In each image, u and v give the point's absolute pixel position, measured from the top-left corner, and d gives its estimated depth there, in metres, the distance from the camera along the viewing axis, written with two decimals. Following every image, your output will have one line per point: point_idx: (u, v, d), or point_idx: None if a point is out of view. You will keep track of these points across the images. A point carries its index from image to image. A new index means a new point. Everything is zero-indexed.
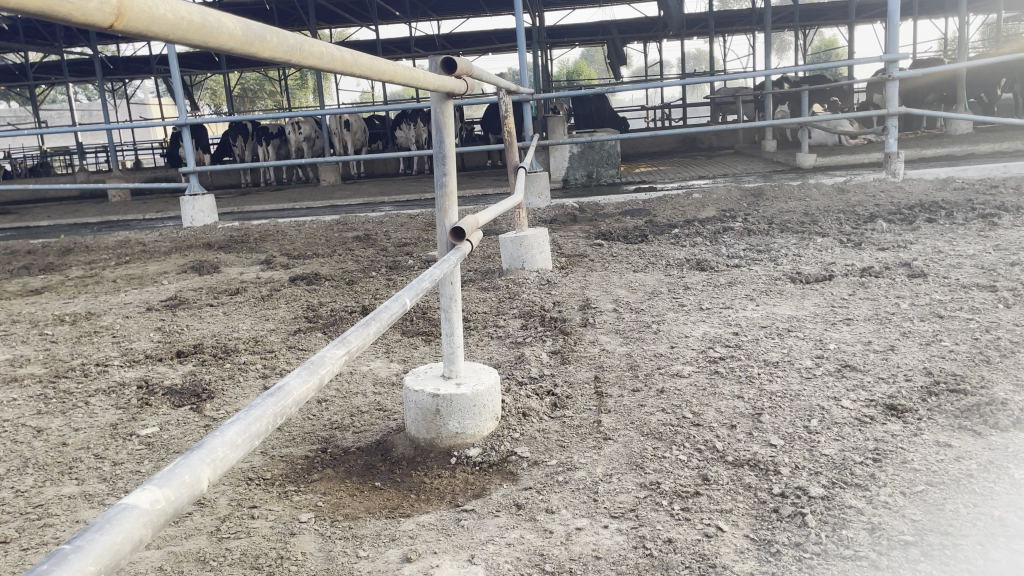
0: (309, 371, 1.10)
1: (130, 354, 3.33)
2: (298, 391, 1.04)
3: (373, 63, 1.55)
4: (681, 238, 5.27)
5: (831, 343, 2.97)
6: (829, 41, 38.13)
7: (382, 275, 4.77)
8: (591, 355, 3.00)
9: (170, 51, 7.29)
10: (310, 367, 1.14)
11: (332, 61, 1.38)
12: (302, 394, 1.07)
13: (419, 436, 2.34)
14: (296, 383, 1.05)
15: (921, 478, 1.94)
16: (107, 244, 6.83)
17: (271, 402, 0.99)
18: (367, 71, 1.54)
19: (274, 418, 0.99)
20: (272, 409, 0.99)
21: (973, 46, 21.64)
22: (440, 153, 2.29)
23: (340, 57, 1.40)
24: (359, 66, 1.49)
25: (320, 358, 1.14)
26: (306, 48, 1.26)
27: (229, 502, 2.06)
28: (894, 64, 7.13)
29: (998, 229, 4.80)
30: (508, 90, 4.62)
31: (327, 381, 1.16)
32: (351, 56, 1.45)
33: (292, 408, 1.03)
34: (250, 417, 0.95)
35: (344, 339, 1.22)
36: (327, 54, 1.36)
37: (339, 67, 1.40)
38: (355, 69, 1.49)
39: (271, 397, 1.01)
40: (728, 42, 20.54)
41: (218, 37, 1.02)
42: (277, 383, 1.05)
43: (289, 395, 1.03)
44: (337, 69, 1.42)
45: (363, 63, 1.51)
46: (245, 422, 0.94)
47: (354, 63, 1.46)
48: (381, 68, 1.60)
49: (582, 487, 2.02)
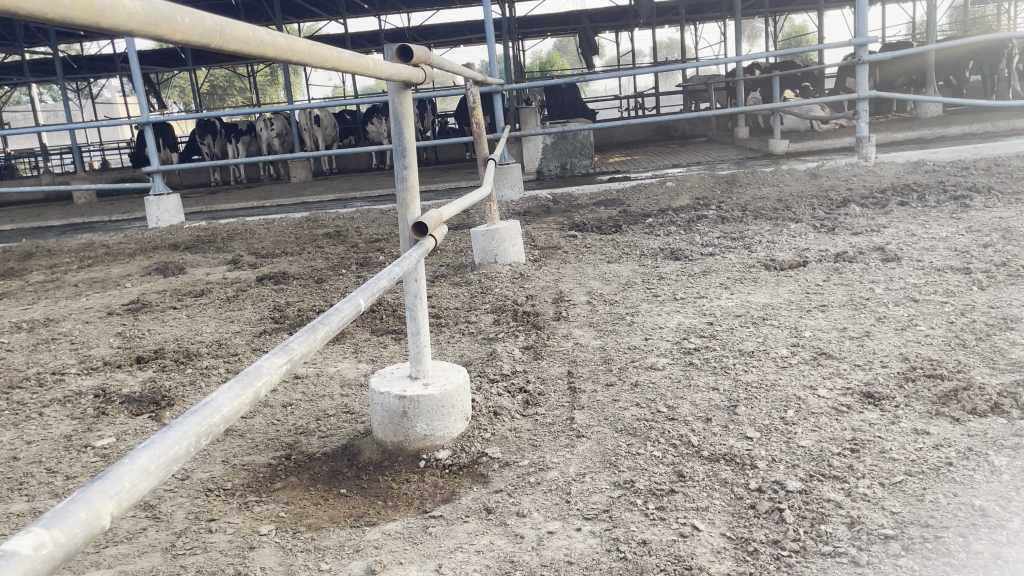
0: (243, 385, 1.02)
1: (89, 361, 3.22)
2: (227, 407, 0.97)
3: (314, 50, 1.46)
4: (655, 227, 5.21)
5: (806, 330, 2.93)
6: (799, 27, 38.42)
7: (352, 272, 4.67)
8: (565, 350, 2.93)
9: (131, 48, 7.09)
10: (245, 380, 1.07)
11: (264, 48, 1.28)
12: (233, 409, 1.00)
13: (387, 440, 2.26)
14: (227, 398, 0.98)
15: (900, 468, 1.89)
16: (70, 247, 6.67)
17: (193, 422, 0.91)
18: (306, 58, 1.45)
19: (198, 441, 0.91)
20: (195, 429, 0.91)
21: (942, 28, 21.80)
22: (399, 146, 2.20)
23: (272, 42, 1.30)
24: (296, 53, 1.40)
25: (256, 369, 1.07)
26: (228, 31, 1.16)
27: (185, 516, 1.97)
28: (864, 48, 7.11)
29: (969, 211, 4.80)
30: (475, 81, 4.51)
31: (265, 394, 1.08)
32: (287, 40, 1.35)
33: (220, 425, 0.95)
34: (167, 440, 0.87)
35: (286, 347, 1.15)
36: (258, 39, 1.26)
37: (271, 53, 1.30)
38: (293, 55, 1.40)
39: (194, 415, 0.93)
40: (698, 30, 20.53)
41: (111, 17, 0.93)
42: (204, 399, 0.97)
43: (217, 411, 0.95)
44: (270, 55, 1.32)
45: (301, 49, 1.41)
46: (161, 446, 0.86)
47: (291, 48, 1.37)
48: (323, 55, 1.51)
49: (554, 488, 1.95)
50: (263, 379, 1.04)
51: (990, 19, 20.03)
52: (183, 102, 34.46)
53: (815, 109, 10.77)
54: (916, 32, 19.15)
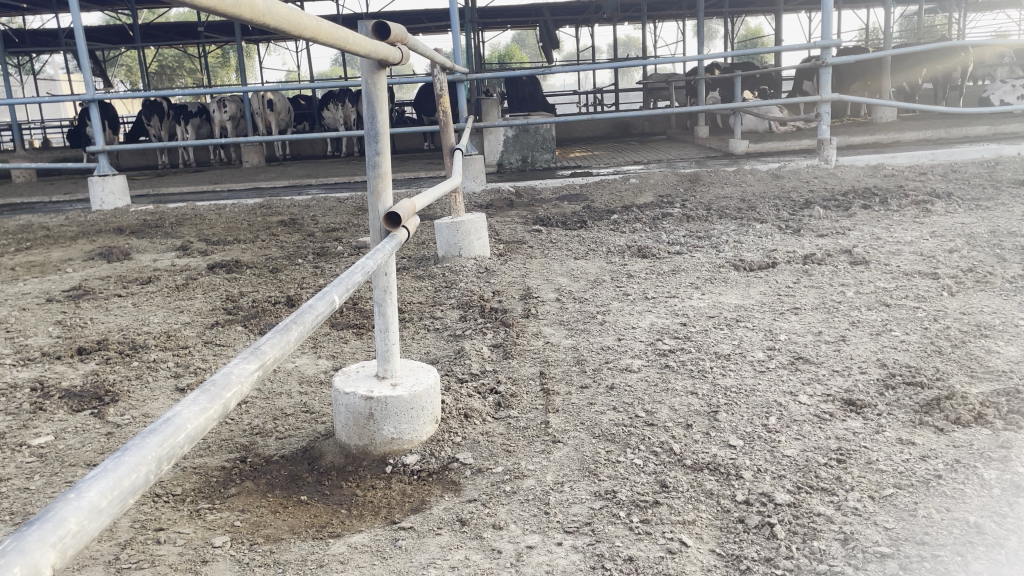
0: (209, 397, 0.89)
1: (25, 351, 3.01)
2: (194, 424, 0.83)
3: (291, 16, 1.31)
4: (620, 224, 5.14)
5: (781, 333, 2.87)
6: (754, 30, 39.06)
7: (309, 262, 4.50)
8: (536, 349, 2.82)
9: (77, 21, 6.74)
10: (211, 388, 0.93)
11: (239, 7, 1.12)
12: (198, 425, 0.86)
13: (350, 443, 2.13)
14: (192, 412, 0.84)
15: (889, 480, 1.83)
16: (6, 228, 6.33)
17: (153, 444, 0.78)
18: (283, 23, 1.29)
19: (160, 465, 0.78)
20: (155, 452, 0.78)
21: (894, 36, 22.26)
22: (372, 130, 2.06)
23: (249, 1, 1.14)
24: (275, 16, 1.23)
25: (224, 378, 0.92)
26: None
27: (131, 524, 1.81)
28: (827, 51, 7.14)
29: (931, 215, 4.84)
30: (443, 67, 4.35)
31: (234, 404, 0.95)
32: (265, 3, 1.20)
33: (184, 446, 0.81)
34: (123, 467, 0.74)
35: (258, 349, 1.02)
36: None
37: (247, 14, 1.14)
38: (270, 19, 1.24)
39: (154, 436, 0.79)
40: (657, 28, 20.57)
41: None
42: (165, 415, 0.83)
43: (181, 429, 0.82)
44: (246, 16, 1.15)
45: (278, 13, 1.25)
46: (114, 476, 0.72)
47: (270, 11, 1.21)
48: (300, 22, 1.36)
49: (532, 498, 1.84)
50: (231, 389, 0.91)
51: (939, 29, 20.51)
52: (130, 81, 33.37)
53: (774, 110, 10.85)
54: (869, 37, 19.50)
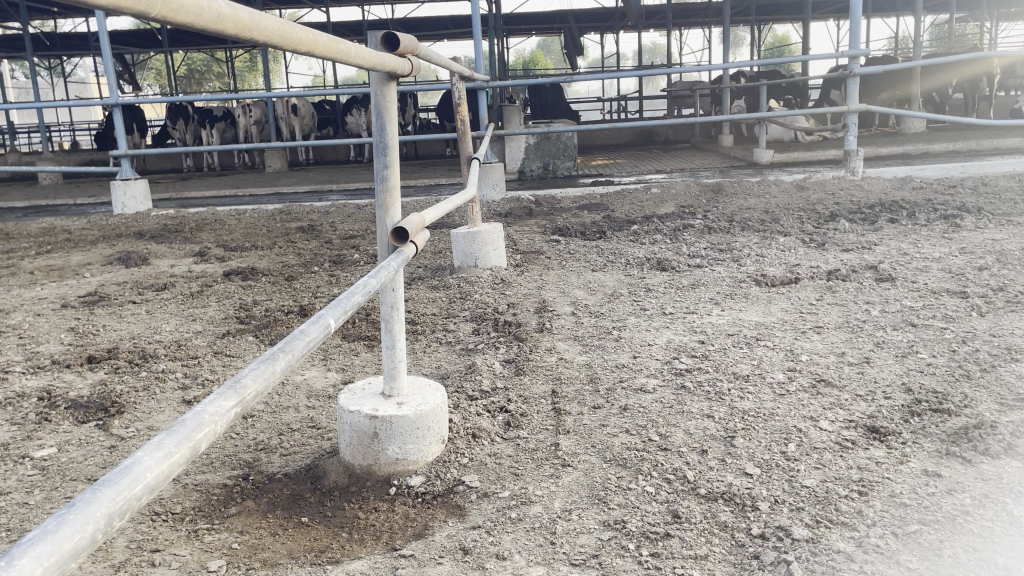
0: (176, 441, 0.83)
1: (36, 359, 2.99)
2: (154, 472, 0.78)
3: (282, 29, 1.25)
4: (640, 235, 5.06)
5: (802, 353, 2.78)
6: (783, 39, 38.84)
7: (325, 270, 4.47)
8: (548, 366, 2.76)
9: (101, 26, 6.78)
10: (179, 431, 0.88)
11: (222, 22, 1.06)
12: (160, 473, 0.80)
13: (355, 462, 2.08)
14: (154, 460, 0.79)
15: (913, 515, 1.74)
16: (30, 231, 6.37)
17: (105, 499, 0.72)
18: (272, 38, 1.23)
19: (112, 522, 0.72)
20: (107, 509, 0.72)
21: (925, 43, 21.95)
22: (381, 142, 2.01)
23: (233, 15, 1.08)
24: (263, 30, 1.17)
25: (195, 420, 0.87)
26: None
27: (127, 545, 1.77)
28: (855, 60, 7.00)
29: (961, 231, 4.71)
30: (462, 75, 4.31)
31: (206, 447, 0.89)
32: (252, 17, 1.14)
33: (141, 499, 0.76)
34: (66, 526, 0.68)
35: (238, 384, 0.96)
36: (213, 12, 1.04)
37: (232, 30, 1.08)
38: (258, 34, 1.18)
39: (107, 488, 0.74)
40: (683, 35, 20.41)
41: None
42: (124, 463, 0.77)
43: (139, 480, 0.76)
44: (229, 32, 1.09)
45: (267, 27, 1.20)
46: (53, 539, 0.66)
47: (257, 26, 1.15)
48: (293, 34, 1.30)
49: (537, 527, 1.78)
50: (200, 432, 0.85)
51: (970, 37, 20.20)
52: (160, 84, 33.76)
53: (800, 119, 10.73)
54: (898, 46, 19.23)
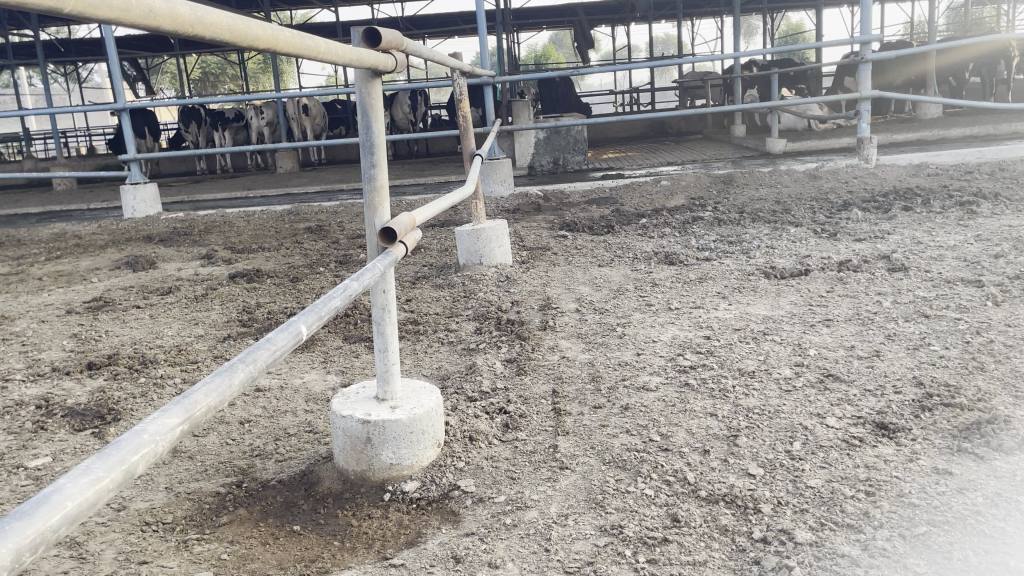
0: (107, 466, 0.81)
1: (36, 366, 2.98)
2: (76, 501, 0.75)
3: (237, 26, 1.19)
4: (648, 228, 5.00)
5: (811, 348, 2.71)
6: (795, 25, 38.56)
7: (330, 270, 4.44)
8: (550, 364, 2.71)
9: (107, 31, 6.78)
10: (113, 453, 0.85)
11: (154, 17, 1.00)
12: (83, 500, 0.77)
13: (349, 468, 2.04)
14: (76, 488, 0.76)
15: (922, 516, 1.67)
16: (41, 237, 6.40)
17: (16, 532, 0.69)
18: (223, 34, 1.16)
19: (26, 556, 0.69)
20: (18, 543, 0.69)
21: (943, 28, 21.61)
22: (366, 141, 1.97)
23: (168, 9, 1.02)
24: (210, 28, 1.12)
25: (132, 442, 0.86)
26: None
27: (115, 557, 1.74)
28: (867, 47, 6.87)
29: (977, 218, 4.60)
30: (463, 71, 4.25)
31: (143, 469, 0.87)
32: (193, 11, 1.08)
33: (59, 527, 0.73)
34: None
35: (186, 404, 0.95)
36: (144, 8, 0.98)
37: (167, 25, 1.02)
38: (204, 30, 1.12)
39: (20, 520, 0.71)
40: (695, 26, 20.26)
41: None
42: (47, 491, 0.75)
43: (57, 510, 0.73)
44: (166, 27, 1.03)
45: (216, 23, 1.14)
46: None
47: (200, 21, 1.09)
48: (249, 31, 1.24)
49: (532, 533, 1.73)
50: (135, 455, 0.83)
51: (986, 20, 19.88)
52: (173, 88, 33.93)
53: (813, 108, 10.59)
54: (914, 31, 18.98)
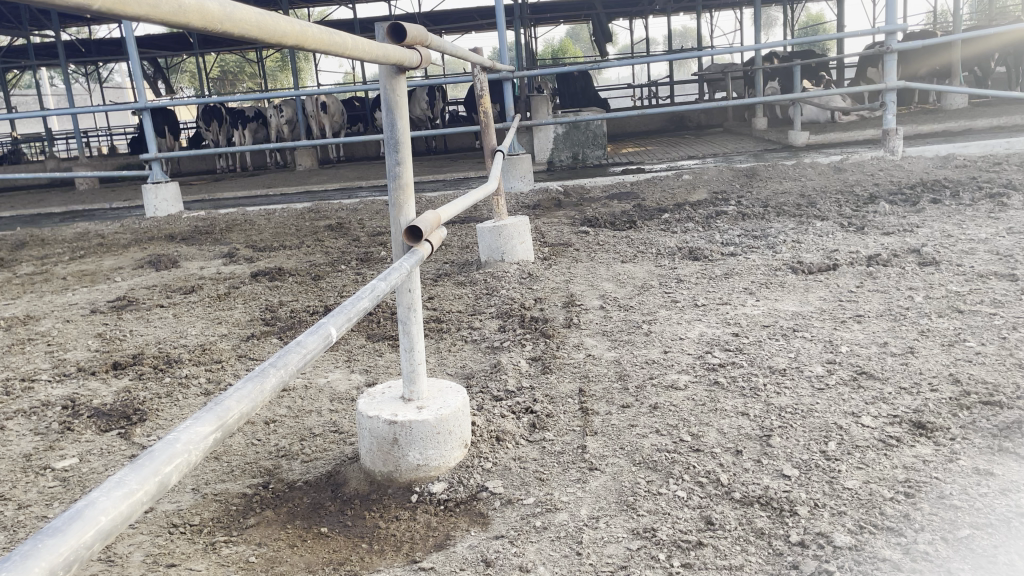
0: (140, 476, 0.79)
1: (62, 366, 2.99)
2: (110, 515, 0.73)
3: (264, 22, 1.17)
4: (672, 223, 4.94)
5: (843, 344, 2.66)
6: (815, 16, 38.07)
7: (351, 268, 4.43)
8: (575, 363, 2.68)
9: (128, 30, 6.80)
10: (145, 464, 0.83)
11: (184, 14, 0.98)
12: (116, 512, 0.76)
13: (375, 469, 2.02)
14: (110, 502, 0.74)
15: (964, 519, 1.62)
16: (64, 236, 6.45)
17: (50, 550, 0.67)
18: (252, 30, 1.13)
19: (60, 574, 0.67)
20: (51, 560, 0.67)
21: (969, 16, 21.16)
22: (391, 138, 1.94)
23: (197, 6, 0.99)
24: (238, 24, 1.10)
25: (165, 451, 0.84)
26: None
27: (143, 560, 1.73)
28: (893, 37, 6.76)
29: (1008, 210, 4.50)
30: (483, 66, 4.21)
31: (175, 479, 0.85)
32: (220, 7, 1.05)
33: (92, 544, 0.71)
34: None
35: (218, 413, 0.92)
36: (173, 4, 0.95)
37: (196, 21, 1.00)
38: (232, 27, 1.10)
39: (53, 536, 0.69)
40: (715, 18, 20.05)
41: None
42: (80, 505, 0.73)
43: (91, 525, 0.71)
44: (195, 23, 1.01)
45: (244, 18, 1.11)
46: None
47: (229, 17, 1.07)
48: (277, 28, 1.22)
49: (563, 536, 1.70)
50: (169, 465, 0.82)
51: (1014, 8, 19.46)
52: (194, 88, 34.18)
53: (835, 99, 10.46)
54: (938, 20, 18.68)
